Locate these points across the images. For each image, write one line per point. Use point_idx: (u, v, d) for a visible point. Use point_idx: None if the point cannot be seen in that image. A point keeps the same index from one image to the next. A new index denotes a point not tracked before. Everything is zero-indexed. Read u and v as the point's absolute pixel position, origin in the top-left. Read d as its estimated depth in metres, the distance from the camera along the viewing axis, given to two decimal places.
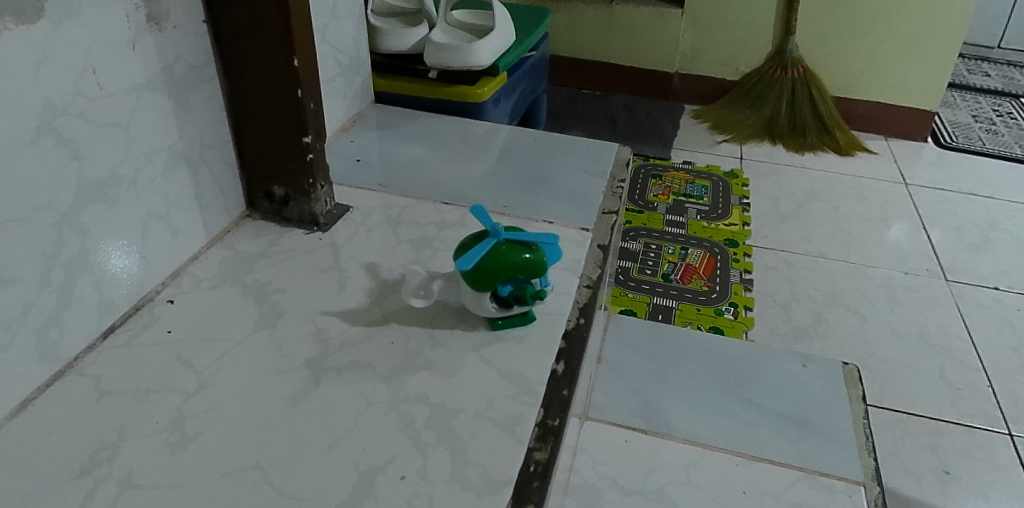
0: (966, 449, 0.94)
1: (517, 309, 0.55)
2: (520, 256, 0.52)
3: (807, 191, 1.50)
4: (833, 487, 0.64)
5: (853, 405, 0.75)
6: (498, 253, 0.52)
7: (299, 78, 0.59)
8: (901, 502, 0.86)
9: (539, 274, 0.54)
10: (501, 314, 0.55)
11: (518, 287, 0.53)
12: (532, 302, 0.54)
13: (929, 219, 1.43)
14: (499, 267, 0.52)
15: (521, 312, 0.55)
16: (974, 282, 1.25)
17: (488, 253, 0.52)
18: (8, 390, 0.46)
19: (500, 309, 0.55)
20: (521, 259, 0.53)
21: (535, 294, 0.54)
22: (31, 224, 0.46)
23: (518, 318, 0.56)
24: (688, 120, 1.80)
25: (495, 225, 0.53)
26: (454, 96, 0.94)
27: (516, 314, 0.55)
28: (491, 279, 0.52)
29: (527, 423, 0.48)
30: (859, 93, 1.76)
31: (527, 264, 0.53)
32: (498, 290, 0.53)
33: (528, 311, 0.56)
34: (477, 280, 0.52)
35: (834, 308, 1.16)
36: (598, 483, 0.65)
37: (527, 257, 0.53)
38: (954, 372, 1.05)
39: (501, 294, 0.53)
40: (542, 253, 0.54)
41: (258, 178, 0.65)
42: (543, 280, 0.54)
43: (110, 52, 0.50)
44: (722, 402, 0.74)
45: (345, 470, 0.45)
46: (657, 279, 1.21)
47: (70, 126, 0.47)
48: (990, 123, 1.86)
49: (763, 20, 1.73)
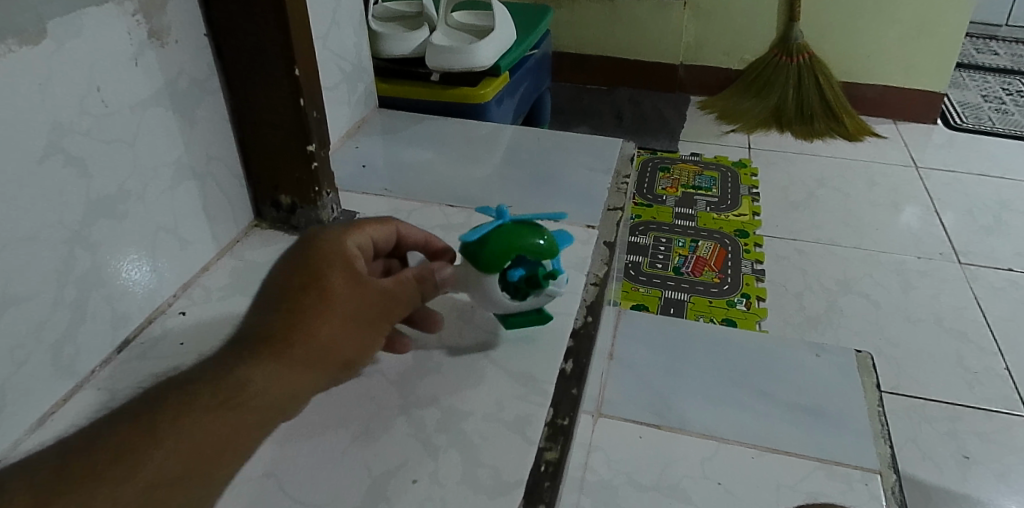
0: (984, 432, 0.93)
1: (532, 298, 0.53)
2: (529, 237, 0.51)
3: (817, 178, 1.49)
4: (850, 476, 0.64)
5: (867, 394, 0.75)
6: (505, 233, 0.51)
7: (300, 87, 0.61)
8: (919, 488, 0.86)
9: (551, 255, 0.52)
10: (515, 305, 0.53)
11: (528, 270, 0.52)
12: (548, 287, 0.53)
13: (941, 202, 1.41)
14: (506, 246, 0.50)
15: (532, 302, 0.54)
16: (989, 265, 1.24)
17: (496, 234, 0.51)
18: (27, 407, 0.47)
19: (513, 298, 0.53)
20: (530, 237, 0.51)
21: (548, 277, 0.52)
22: (43, 241, 0.46)
23: (533, 311, 0.55)
24: (694, 111, 1.79)
25: (501, 210, 0.53)
26: (457, 98, 0.95)
27: (532, 307, 0.54)
28: (498, 261, 0.50)
29: (537, 423, 0.49)
30: (867, 77, 1.75)
31: (536, 243, 0.51)
32: (507, 275, 0.52)
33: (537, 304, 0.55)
34: (482, 264, 0.51)
35: (847, 295, 1.15)
36: (614, 479, 0.64)
37: (536, 235, 0.51)
38: (971, 356, 1.05)
39: (512, 277, 0.51)
40: (551, 236, 0.52)
41: (265, 187, 0.66)
42: (556, 263, 0.53)
43: (114, 70, 0.50)
44: (736, 396, 0.74)
45: (358, 475, 0.46)
46: (668, 272, 1.21)
47: (78, 144, 0.48)
48: (1000, 102, 1.84)
49: (765, 9, 1.72)
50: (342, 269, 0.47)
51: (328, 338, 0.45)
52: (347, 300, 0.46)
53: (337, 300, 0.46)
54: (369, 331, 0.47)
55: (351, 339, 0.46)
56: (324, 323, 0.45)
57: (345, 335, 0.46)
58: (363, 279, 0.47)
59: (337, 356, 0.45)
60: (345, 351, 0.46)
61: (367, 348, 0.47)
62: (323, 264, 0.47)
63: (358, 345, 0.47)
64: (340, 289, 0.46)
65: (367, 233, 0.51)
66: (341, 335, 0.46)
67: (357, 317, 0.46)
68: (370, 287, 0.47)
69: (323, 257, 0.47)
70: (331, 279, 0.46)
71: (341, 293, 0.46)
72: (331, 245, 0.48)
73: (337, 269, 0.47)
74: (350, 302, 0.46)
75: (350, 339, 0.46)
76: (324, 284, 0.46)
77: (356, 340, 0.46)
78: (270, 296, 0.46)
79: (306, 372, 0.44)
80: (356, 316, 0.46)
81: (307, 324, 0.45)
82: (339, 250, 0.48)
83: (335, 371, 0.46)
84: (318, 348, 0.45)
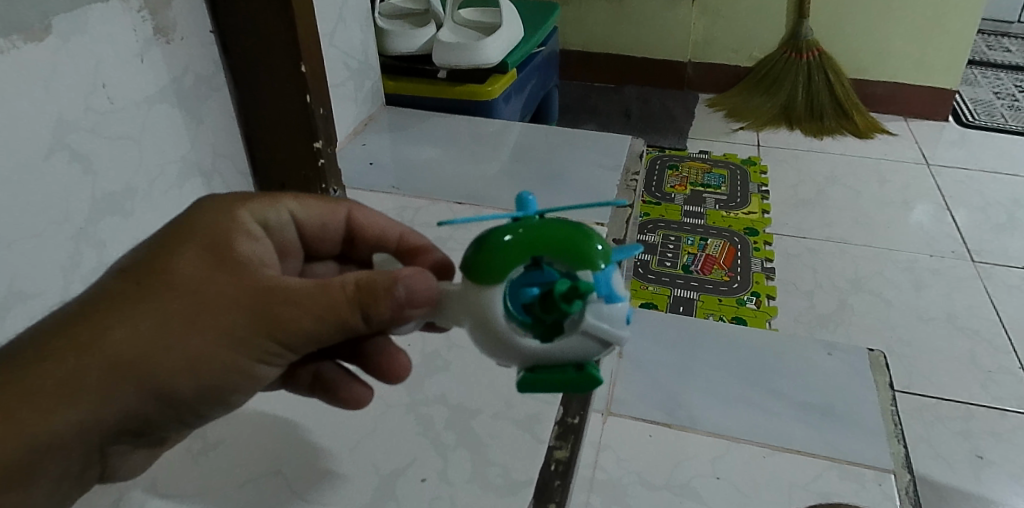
0: (999, 432, 0.92)
1: (561, 339, 0.34)
2: (560, 232, 0.34)
3: (827, 176, 1.47)
4: (863, 476, 0.62)
5: (880, 392, 0.75)
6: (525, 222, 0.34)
7: (307, 84, 0.61)
8: (932, 489, 0.85)
9: (595, 269, 0.33)
10: (532, 347, 0.35)
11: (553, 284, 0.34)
12: (585, 320, 0.34)
13: (953, 199, 1.40)
14: (519, 237, 0.33)
15: (571, 353, 0.35)
16: (1003, 263, 1.22)
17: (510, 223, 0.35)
18: None
19: (532, 335, 0.35)
20: (563, 234, 0.33)
21: (583, 301, 0.33)
22: (49, 238, 0.46)
23: (568, 367, 0.35)
24: (703, 109, 1.78)
25: (529, 201, 0.36)
26: (465, 95, 0.95)
27: (563, 356, 0.35)
28: (504, 261, 0.33)
29: (547, 422, 0.49)
30: (877, 74, 1.73)
31: (570, 242, 0.33)
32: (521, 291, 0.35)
33: (585, 366, 0.35)
34: (477, 266, 0.34)
35: (858, 294, 1.14)
36: (624, 478, 0.62)
37: (577, 233, 0.34)
38: (984, 354, 1.03)
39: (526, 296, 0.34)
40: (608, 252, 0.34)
41: (272, 185, 0.66)
42: (610, 287, 0.34)
43: (120, 66, 0.50)
44: (746, 395, 0.73)
45: (366, 473, 0.46)
46: (677, 271, 1.20)
47: (83, 140, 0.47)
48: (1013, 99, 1.82)
49: (775, 5, 1.71)
50: (202, 250, 0.36)
51: (147, 344, 0.34)
52: (196, 289, 0.35)
53: (183, 290, 0.35)
54: (218, 344, 0.35)
55: (183, 352, 0.35)
56: (144, 319, 0.35)
57: (181, 340, 0.35)
58: (234, 270, 0.36)
59: (161, 369, 0.34)
60: (181, 359, 0.35)
61: (222, 362, 0.35)
62: (184, 240, 0.37)
63: (207, 355, 0.35)
64: (189, 274, 0.36)
65: (282, 208, 0.42)
66: (175, 338, 0.35)
67: (200, 319, 0.35)
68: (236, 278, 0.36)
69: (189, 234, 0.37)
70: (178, 260, 0.36)
71: (189, 283, 0.35)
72: (210, 219, 0.38)
73: (196, 248, 0.36)
74: (189, 296, 0.35)
75: (191, 344, 0.35)
76: (165, 264, 0.36)
77: (204, 349, 0.35)
78: (116, 272, 0.37)
79: (122, 384, 0.34)
80: (199, 317, 0.35)
81: (131, 315, 0.35)
82: (212, 224, 0.38)
83: (165, 386, 0.35)
84: (139, 349, 0.34)
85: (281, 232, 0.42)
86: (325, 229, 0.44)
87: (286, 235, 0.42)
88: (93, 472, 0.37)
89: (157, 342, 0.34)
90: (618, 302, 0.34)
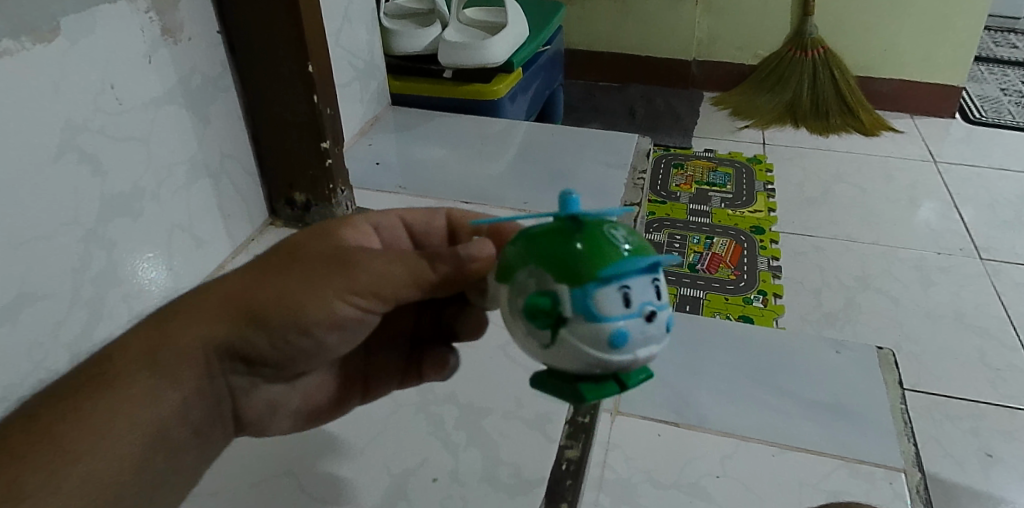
0: (1008, 430, 0.91)
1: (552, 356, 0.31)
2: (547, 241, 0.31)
3: (833, 174, 1.47)
4: (873, 474, 0.62)
5: (889, 391, 0.74)
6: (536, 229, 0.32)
7: (314, 84, 0.61)
8: (942, 488, 0.84)
9: (573, 283, 0.29)
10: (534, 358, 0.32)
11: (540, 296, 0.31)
12: (563, 334, 0.30)
13: (960, 196, 1.39)
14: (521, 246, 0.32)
15: (562, 371, 0.31)
16: (1011, 260, 1.22)
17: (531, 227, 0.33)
18: None
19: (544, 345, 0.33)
20: (549, 244, 0.31)
21: (556, 316, 0.30)
22: (58, 240, 0.46)
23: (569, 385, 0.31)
24: (708, 107, 1.78)
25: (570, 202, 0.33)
26: (471, 95, 0.95)
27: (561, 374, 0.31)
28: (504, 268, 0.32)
29: (557, 422, 0.49)
30: (882, 71, 1.73)
31: (551, 250, 0.30)
32: None
33: (578, 388, 0.31)
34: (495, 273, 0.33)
35: (866, 292, 1.14)
36: (633, 477, 0.62)
37: (566, 241, 0.30)
38: (993, 352, 1.03)
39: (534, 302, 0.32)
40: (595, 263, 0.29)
41: (280, 185, 0.66)
42: (590, 303, 0.29)
43: (128, 67, 0.50)
44: (755, 393, 0.72)
45: (378, 474, 0.46)
46: (683, 270, 1.19)
47: (93, 141, 0.47)
48: (1019, 95, 1.82)
49: (778, 3, 1.70)
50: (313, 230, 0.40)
51: (246, 287, 0.37)
52: (296, 248, 0.39)
53: (286, 250, 0.39)
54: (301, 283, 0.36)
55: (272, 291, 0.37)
56: (252, 268, 0.39)
57: (272, 282, 0.37)
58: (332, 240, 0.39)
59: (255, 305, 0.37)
60: (270, 296, 0.37)
61: (304, 303, 0.36)
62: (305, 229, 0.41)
63: (291, 293, 0.36)
64: (295, 240, 0.39)
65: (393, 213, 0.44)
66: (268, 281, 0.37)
67: (292, 265, 0.37)
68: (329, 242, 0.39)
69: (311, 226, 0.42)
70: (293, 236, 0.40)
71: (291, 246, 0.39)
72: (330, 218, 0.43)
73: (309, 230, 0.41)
74: (290, 251, 0.38)
75: (279, 284, 0.37)
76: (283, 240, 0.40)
77: (289, 287, 0.36)
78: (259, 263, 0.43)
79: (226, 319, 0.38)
80: (290, 263, 0.37)
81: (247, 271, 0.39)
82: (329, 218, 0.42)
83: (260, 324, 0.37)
84: (242, 292, 0.38)
85: (392, 233, 0.44)
86: (433, 234, 0.45)
87: (397, 236, 0.44)
88: (227, 409, 0.42)
89: (255, 286, 0.37)
90: (602, 321, 0.29)
